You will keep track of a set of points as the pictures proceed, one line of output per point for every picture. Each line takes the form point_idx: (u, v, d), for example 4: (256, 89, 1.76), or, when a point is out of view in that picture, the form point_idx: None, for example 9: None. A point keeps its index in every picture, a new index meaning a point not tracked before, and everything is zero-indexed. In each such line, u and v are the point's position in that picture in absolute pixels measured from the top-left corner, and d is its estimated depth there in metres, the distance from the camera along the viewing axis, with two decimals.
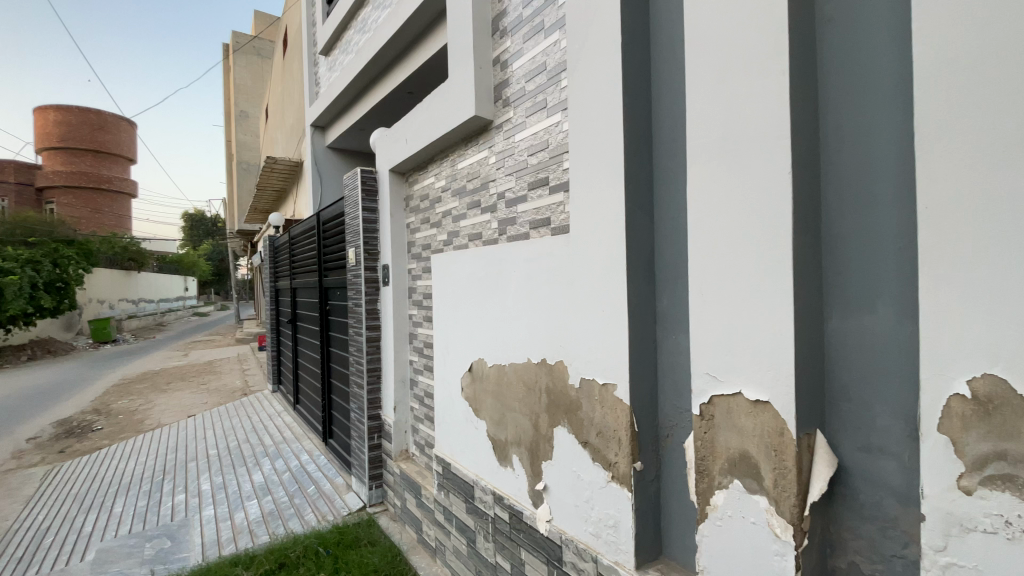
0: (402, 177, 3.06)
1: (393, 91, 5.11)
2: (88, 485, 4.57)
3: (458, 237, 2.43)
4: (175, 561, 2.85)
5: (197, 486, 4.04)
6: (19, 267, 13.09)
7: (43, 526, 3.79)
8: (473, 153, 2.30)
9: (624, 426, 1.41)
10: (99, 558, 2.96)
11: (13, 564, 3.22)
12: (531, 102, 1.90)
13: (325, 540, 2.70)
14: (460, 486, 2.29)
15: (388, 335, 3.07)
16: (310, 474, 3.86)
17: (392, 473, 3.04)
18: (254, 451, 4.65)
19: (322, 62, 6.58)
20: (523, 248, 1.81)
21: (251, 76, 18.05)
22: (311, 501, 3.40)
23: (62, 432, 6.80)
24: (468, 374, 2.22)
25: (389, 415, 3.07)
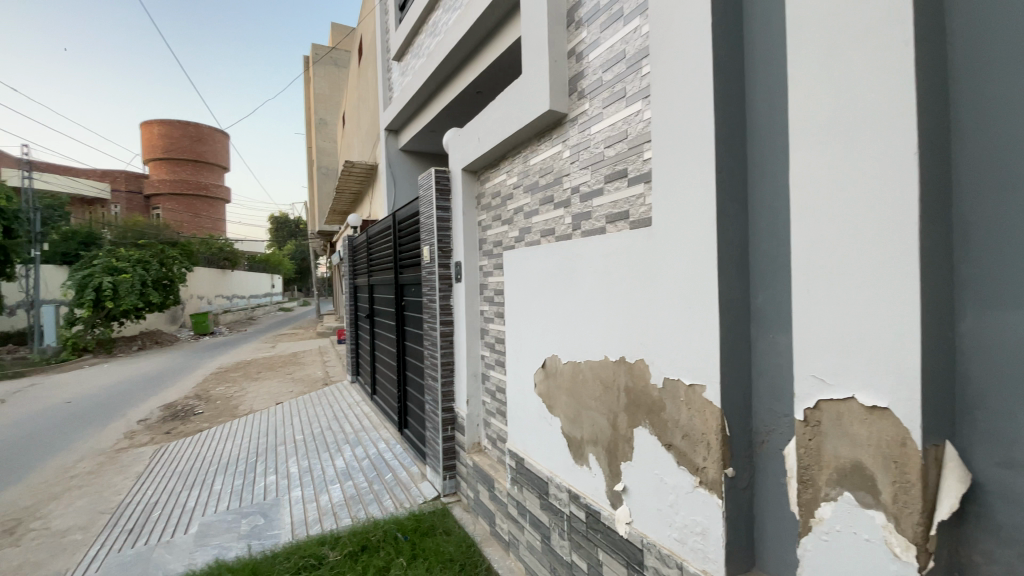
0: (474, 176, 3.10)
1: (463, 92, 5.21)
2: (192, 464, 5.06)
3: (530, 234, 2.42)
4: (268, 537, 3.08)
5: (286, 468, 4.36)
6: (127, 266, 14.65)
7: (156, 499, 4.24)
8: (546, 148, 2.28)
9: (715, 430, 1.33)
10: (202, 532, 3.27)
11: (131, 533, 3.64)
12: (609, 92, 1.85)
13: (403, 526, 2.81)
14: (533, 481, 2.28)
15: (461, 329, 3.12)
16: (387, 462, 4.04)
17: (465, 466, 3.10)
18: (335, 438, 4.93)
19: (395, 68, 6.83)
20: (600, 242, 1.76)
21: (328, 85, 19.21)
22: (389, 488, 3.54)
23: (169, 414, 7.59)
24: (542, 371, 2.20)
25: (461, 408, 3.13)
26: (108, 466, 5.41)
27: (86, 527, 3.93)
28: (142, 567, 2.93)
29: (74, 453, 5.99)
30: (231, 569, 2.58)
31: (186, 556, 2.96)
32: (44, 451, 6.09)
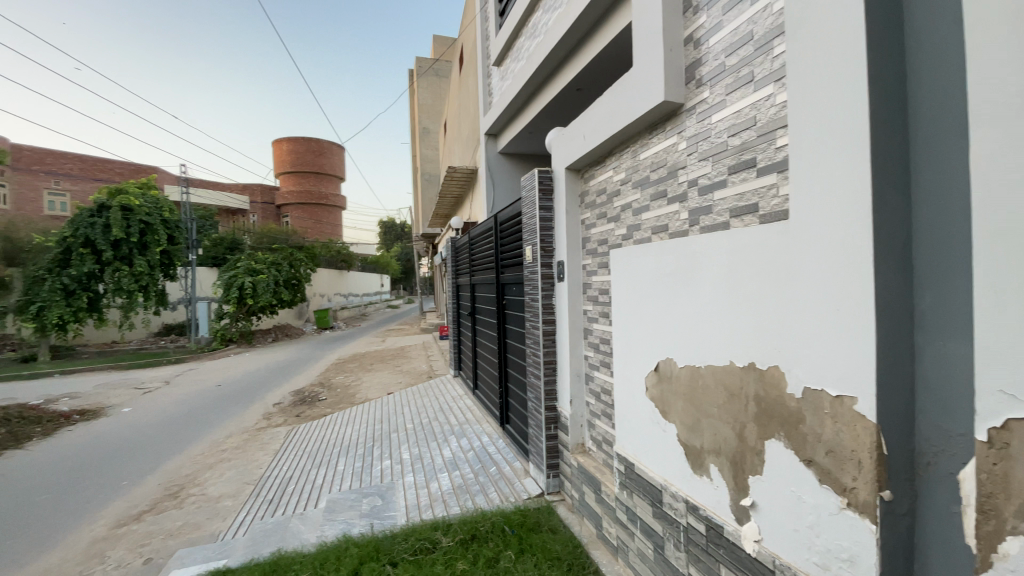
0: (578, 174, 3.08)
1: (563, 91, 5.20)
2: (318, 445, 5.63)
3: (640, 231, 2.34)
4: (386, 518, 3.32)
5: (399, 454, 4.67)
6: (264, 268, 16.60)
7: (290, 475, 4.79)
8: (659, 141, 2.19)
9: (868, 447, 1.19)
10: (330, 507, 3.62)
11: (273, 503, 4.14)
12: (733, 78, 1.73)
13: (510, 520, 2.87)
14: (644, 488, 2.21)
15: (564, 329, 3.11)
16: (491, 456, 4.15)
17: (569, 465, 3.09)
18: (442, 429, 5.18)
19: (495, 73, 7.02)
20: (725, 239, 1.65)
21: (431, 96, 20.39)
22: (494, 481, 3.64)
23: (298, 399, 8.53)
24: (654, 374, 2.12)
25: (565, 408, 3.12)
26: (250, 443, 6.20)
27: (234, 495, 4.54)
28: (283, 534, 3.31)
29: (224, 430, 6.95)
30: (356, 545, 2.82)
31: (317, 528, 3.29)
32: (201, 428, 7.12)
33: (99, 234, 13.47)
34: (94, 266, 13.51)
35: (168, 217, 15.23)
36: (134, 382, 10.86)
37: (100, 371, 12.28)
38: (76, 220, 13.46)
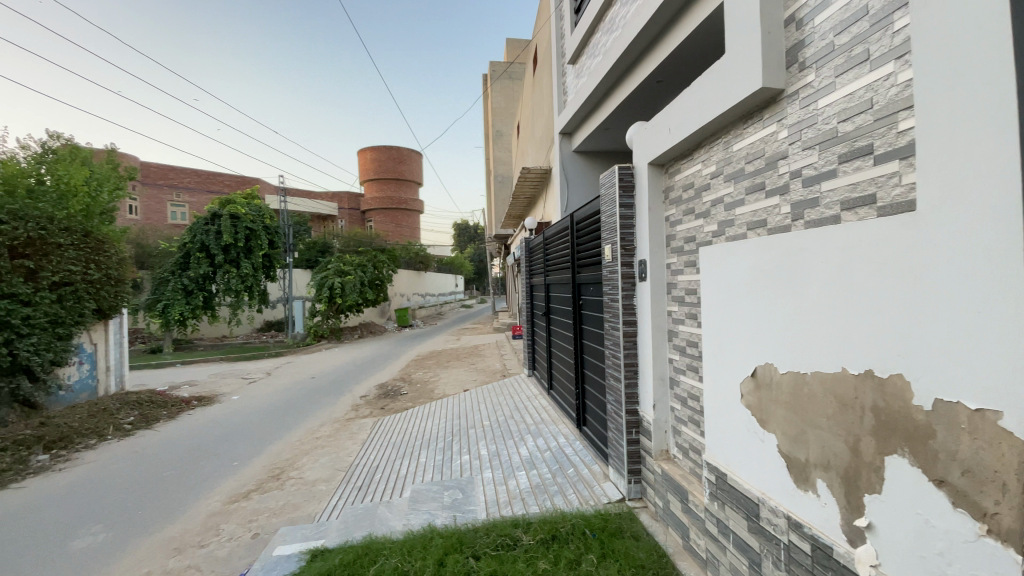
0: (662, 169, 2.97)
1: (643, 84, 5.04)
2: (402, 437, 5.92)
3: (733, 227, 2.22)
4: (467, 511, 3.41)
5: (477, 450, 4.78)
6: (351, 269, 17.70)
7: (377, 464, 5.07)
8: (755, 131, 2.05)
9: (1015, 469, 1.04)
10: (414, 496, 3.79)
11: (362, 489, 4.41)
12: (843, 58, 1.59)
13: (591, 524, 2.84)
14: (739, 501, 2.09)
15: (646, 330, 3.01)
16: (568, 457, 4.12)
17: (652, 471, 2.99)
18: (518, 427, 5.22)
19: (570, 71, 6.97)
20: (836, 234, 1.52)
21: (504, 99, 20.79)
22: (572, 483, 3.62)
23: (382, 393, 9.01)
24: (750, 380, 1.99)
25: (647, 412, 3.02)
26: (340, 432, 6.64)
27: (328, 480, 4.90)
28: (371, 520, 3.51)
29: (317, 419, 7.50)
30: (441, 535, 2.93)
31: (403, 517, 3.45)
32: (298, 416, 7.74)
33: (213, 239, 15.10)
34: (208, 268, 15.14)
35: (269, 224, 16.67)
36: (242, 372, 12.07)
37: (214, 362, 13.79)
38: (194, 228, 15.16)
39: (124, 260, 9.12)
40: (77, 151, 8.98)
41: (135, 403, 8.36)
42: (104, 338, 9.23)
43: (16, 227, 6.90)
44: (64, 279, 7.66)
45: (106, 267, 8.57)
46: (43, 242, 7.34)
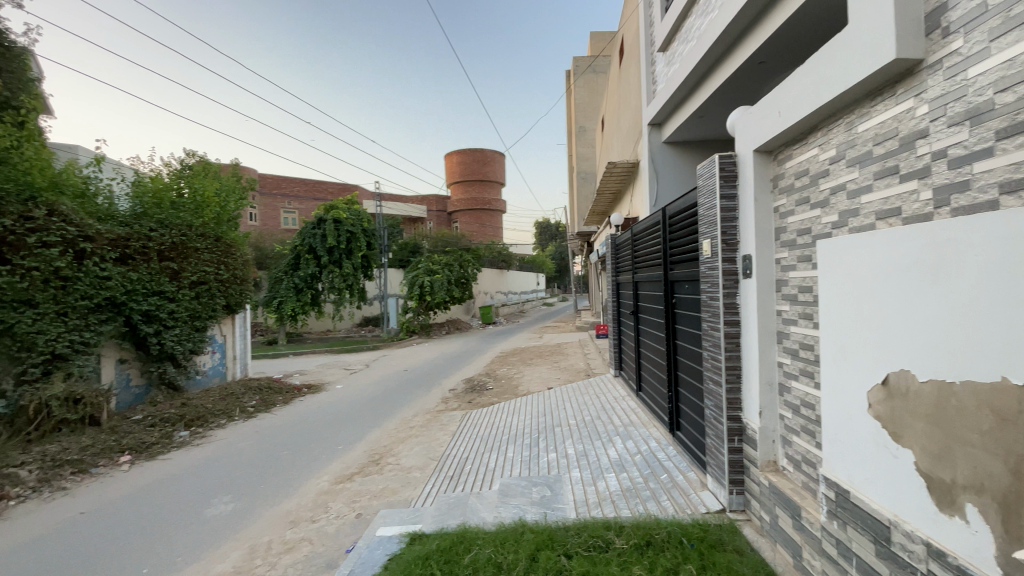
0: (771, 155, 2.74)
1: (743, 66, 4.70)
2: (489, 431, 6.07)
3: (858, 217, 1.99)
4: (557, 509, 3.41)
5: (564, 448, 4.77)
6: (439, 268, 18.43)
7: (467, 456, 5.25)
8: (886, 109, 1.83)
9: None
10: (504, 490, 3.86)
11: (452, 480, 4.58)
12: (1000, 19, 1.37)
13: (689, 533, 2.71)
14: (865, 522, 1.88)
15: (751, 331, 2.81)
16: (661, 462, 3.96)
17: (757, 483, 2.79)
18: (606, 428, 5.13)
19: (660, 59, 6.71)
20: (995, 222, 1.30)
21: (588, 94, 20.55)
22: (666, 490, 3.48)
23: (469, 387, 9.33)
24: (881, 389, 1.78)
25: (752, 420, 2.82)
26: (431, 423, 6.97)
27: (422, 467, 5.17)
28: (463, 509, 3.63)
29: (410, 409, 7.94)
30: (532, 530, 2.95)
31: (494, 509, 3.53)
32: (392, 406, 8.25)
33: (319, 242, 16.56)
34: (315, 268, 16.63)
35: (367, 227, 17.94)
36: (343, 364, 13.12)
37: (320, 354, 15.13)
38: (303, 232, 16.72)
39: (248, 261, 10.28)
40: (210, 166, 10.30)
41: (256, 389, 9.39)
42: (232, 330, 10.47)
43: (164, 233, 8.09)
44: (200, 278, 8.83)
45: (233, 268, 9.74)
46: (185, 246, 8.53)
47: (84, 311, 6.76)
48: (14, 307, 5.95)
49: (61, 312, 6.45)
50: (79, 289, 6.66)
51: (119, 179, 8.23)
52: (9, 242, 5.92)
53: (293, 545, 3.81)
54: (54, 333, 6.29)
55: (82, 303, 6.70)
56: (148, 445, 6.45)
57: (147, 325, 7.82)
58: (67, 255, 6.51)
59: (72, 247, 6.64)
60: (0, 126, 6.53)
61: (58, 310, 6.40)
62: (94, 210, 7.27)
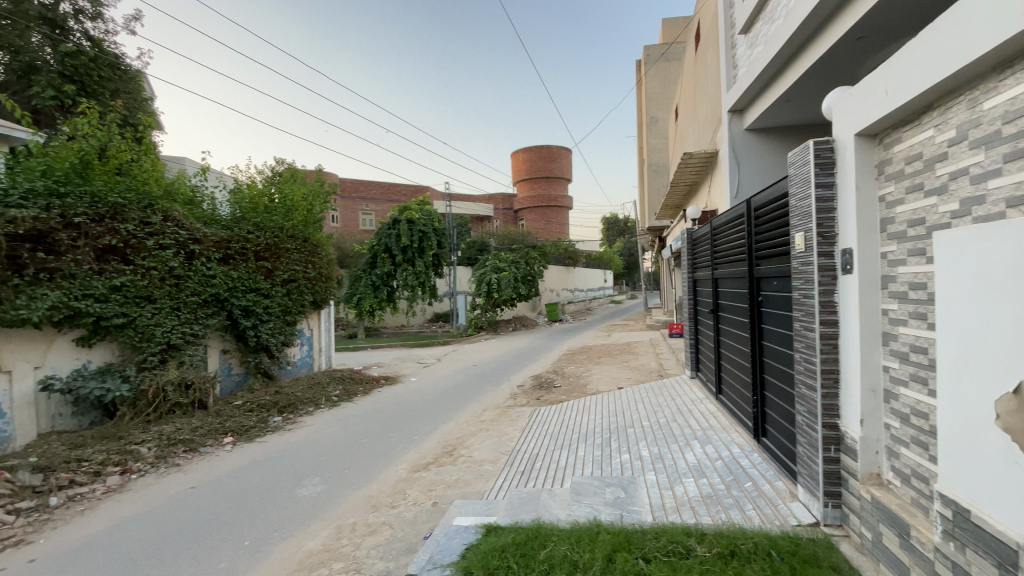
0: (875, 140, 2.50)
1: (838, 43, 4.34)
2: (560, 429, 6.05)
3: (983, 205, 1.78)
4: (632, 511, 3.34)
5: (637, 450, 4.65)
6: (506, 265, 18.67)
7: (537, 452, 5.27)
8: (1019, 82, 1.61)
9: None
10: (576, 488, 3.84)
11: (524, 475, 4.62)
12: None
13: (779, 546, 2.55)
14: (990, 546, 1.68)
15: (852, 332, 2.58)
16: (745, 470, 3.75)
17: (857, 497, 2.57)
18: (682, 431, 4.93)
19: (741, 42, 6.34)
20: None
21: (660, 84, 19.86)
22: (751, 498, 3.29)
23: (537, 383, 9.38)
24: (1011, 398, 1.57)
25: (852, 428, 2.60)
26: (502, 417, 7.09)
27: (493, 461, 5.27)
28: (536, 505, 3.66)
29: (480, 404, 8.13)
30: (608, 531, 2.92)
31: (566, 507, 3.52)
32: (463, 399, 8.49)
33: (394, 241, 17.39)
34: (390, 266, 17.49)
35: (438, 226, 18.58)
36: (416, 358, 13.67)
37: (394, 348, 15.89)
38: (380, 232, 17.65)
39: (331, 260, 11.01)
40: (299, 173, 11.15)
41: (339, 379, 10.04)
42: (318, 324, 11.26)
43: (259, 236, 8.85)
44: (291, 277, 9.60)
45: (320, 267, 10.49)
46: (278, 247, 9.29)
47: (194, 306, 7.57)
48: (137, 301, 6.77)
49: (175, 306, 7.28)
50: (190, 286, 7.47)
51: (221, 187, 9.05)
52: (132, 245, 6.75)
53: (375, 528, 4.03)
54: (170, 326, 7.11)
55: (193, 299, 7.50)
56: (247, 428, 7.12)
57: (246, 319, 8.61)
58: (180, 256, 7.31)
59: (183, 249, 7.44)
60: (127, 143, 7.47)
61: (172, 304, 7.23)
62: (202, 215, 8.08)
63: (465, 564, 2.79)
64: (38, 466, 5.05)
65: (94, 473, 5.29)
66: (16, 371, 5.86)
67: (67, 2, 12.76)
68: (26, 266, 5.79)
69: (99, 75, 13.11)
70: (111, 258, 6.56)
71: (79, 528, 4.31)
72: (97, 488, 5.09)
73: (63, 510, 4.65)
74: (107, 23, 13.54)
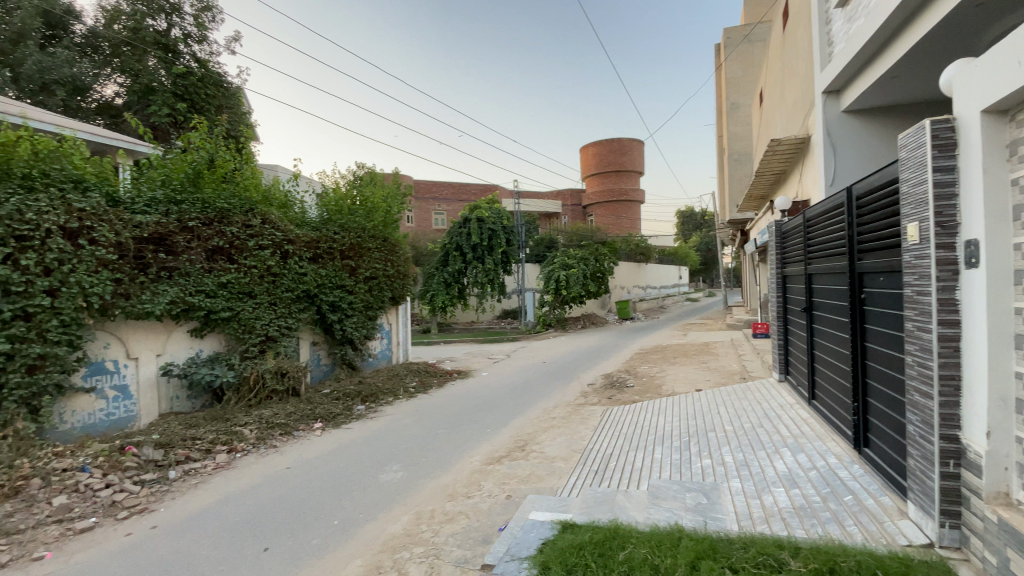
0: (1005, 116, 2.19)
1: (958, 9, 3.86)
2: (635, 430, 5.90)
3: None
4: (715, 519, 3.20)
5: (720, 456, 4.42)
6: (575, 262, 18.49)
7: (611, 452, 5.19)
8: None
9: None
10: (655, 492, 3.73)
11: (599, 475, 4.56)
12: None
13: (885, 566, 2.33)
14: None
15: (977, 333, 2.28)
16: (844, 482, 3.45)
17: (980, 518, 2.29)
18: (770, 438, 4.62)
19: (837, 16, 5.81)
20: None
21: (741, 68, 18.67)
22: (851, 513, 3.03)
23: (609, 382, 9.22)
24: None
25: (975, 441, 2.31)
26: (573, 415, 7.05)
27: (566, 458, 5.26)
28: (612, 505, 3.61)
29: (551, 400, 8.14)
30: (691, 537, 2.81)
31: (644, 510, 3.43)
32: (534, 396, 8.54)
33: (465, 240, 17.88)
34: (461, 264, 18.02)
35: (506, 224, 18.82)
36: (487, 353, 13.96)
37: (465, 343, 16.33)
38: (452, 231, 18.21)
39: (408, 259, 11.50)
40: (377, 176, 11.76)
41: (415, 372, 10.49)
42: (395, 319, 11.80)
43: (344, 236, 9.44)
44: (372, 274, 10.16)
45: (397, 264, 11.01)
46: (360, 246, 9.85)
47: (288, 301, 8.24)
48: (240, 297, 7.50)
49: (273, 301, 7.96)
50: (285, 283, 8.15)
51: (310, 192, 9.73)
52: (237, 246, 7.46)
53: (452, 516, 4.17)
54: (268, 319, 7.79)
55: (287, 295, 8.17)
56: (334, 415, 7.64)
57: (333, 314, 9.23)
58: (276, 255, 7.98)
59: (279, 249, 8.11)
60: (231, 153, 8.26)
61: (270, 300, 7.92)
62: (294, 218, 8.76)
63: (542, 558, 2.81)
64: (160, 442, 5.73)
65: (206, 450, 5.92)
66: (141, 358, 6.67)
67: (177, 28, 14.57)
68: (150, 265, 6.59)
69: (205, 92, 14.68)
70: (219, 258, 7.30)
71: (194, 499, 4.85)
72: (208, 465, 5.68)
73: (182, 482, 5.27)
74: (211, 44, 15.15)
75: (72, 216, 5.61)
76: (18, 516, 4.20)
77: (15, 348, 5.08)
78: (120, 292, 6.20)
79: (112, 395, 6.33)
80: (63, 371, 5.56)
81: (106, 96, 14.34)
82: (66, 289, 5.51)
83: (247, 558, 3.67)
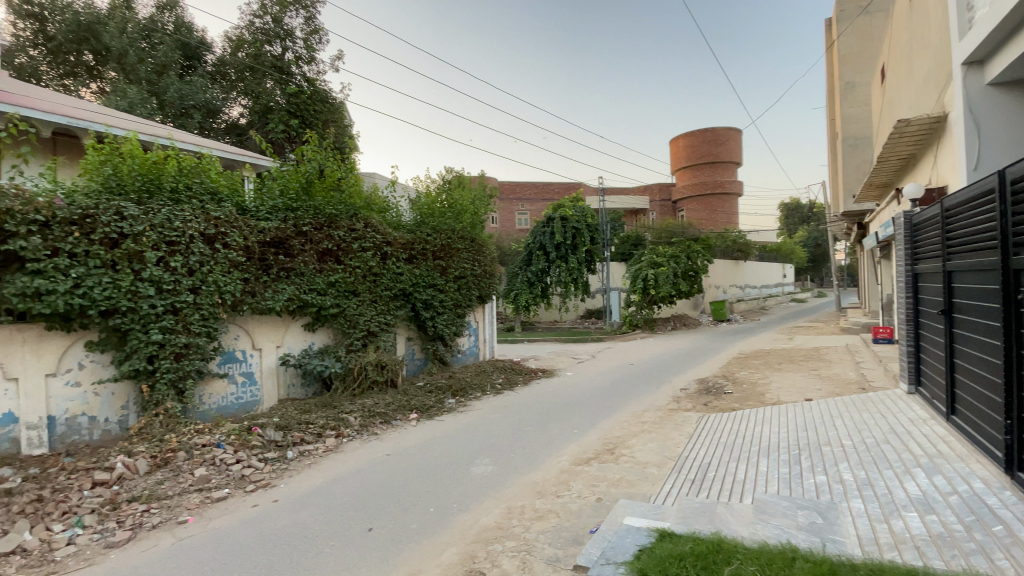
0: None
1: None
2: (736, 439, 5.53)
3: None
4: (834, 541, 2.91)
5: (837, 473, 4.01)
6: (664, 261, 17.75)
7: (709, 462, 4.91)
8: None
9: None
10: (761, 507, 3.48)
11: (695, 485, 4.34)
12: None
13: None
14: None
15: None
16: (993, 509, 2.98)
17: None
18: (899, 456, 4.10)
19: None
20: None
21: (859, 42, 16.73)
22: (1004, 545, 2.61)
23: (704, 387, 8.73)
24: None
25: None
26: (665, 420, 6.78)
27: (659, 464, 5.08)
28: (712, 517, 3.43)
29: (640, 404, 7.90)
30: (806, 559, 2.59)
31: (750, 525, 3.22)
32: (621, 398, 8.35)
33: (549, 239, 17.99)
34: (545, 263, 18.14)
35: (591, 223, 18.59)
36: (571, 353, 13.88)
37: (550, 342, 16.38)
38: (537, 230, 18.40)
39: (494, 259, 11.79)
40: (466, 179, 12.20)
41: (502, 369, 10.73)
42: (483, 317, 12.14)
43: (436, 237, 9.91)
44: (461, 274, 10.56)
45: (485, 264, 11.34)
46: (451, 247, 10.29)
47: (387, 299, 8.83)
48: (346, 294, 8.19)
49: (374, 299, 8.59)
50: (384, 282, 8.75)
51: (406, 197, 10.34)
52: (343, 248, 8.14)
53: (542, 513, 4.22)
54: (369, 315, 8.43)
55: (386, 293, 8.77)
56: (428, 407, 8.05)
57: (426, 311, 9.73)
58: (376, 256, 8.60)
59: (379, 250, 8.71)
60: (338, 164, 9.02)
61: (371, 297, 8.55)
62: (391, 221, 9.37)
63: (639, 565, 2.75)
64: (280, 424, 6.43)
65: (317, 434, 6.53)
66: (264, 348, 7.51)
67: (290, 51, 16.24)
68: (272, 266, 7.37)
69: (313, 108, 16.16)
70: (328, 259, 8.03)
71: (309, 478, 5.37)
72: (319, 447, 6.27)
73: (299, 461, 5.87)
74: (318, 64, 16.66)
75: (210, 223, 6.46)
76: (168, 484, 4.94)
77: (166, 338, 5.96)
78: (247, 290, 7.01)
79: (241, 381, 7.20)
80: (202, 359, 6.39)
81: (233, 117, 16.38)
82: (206, 287, 6.37)
83: (354, 536, 3.98)
